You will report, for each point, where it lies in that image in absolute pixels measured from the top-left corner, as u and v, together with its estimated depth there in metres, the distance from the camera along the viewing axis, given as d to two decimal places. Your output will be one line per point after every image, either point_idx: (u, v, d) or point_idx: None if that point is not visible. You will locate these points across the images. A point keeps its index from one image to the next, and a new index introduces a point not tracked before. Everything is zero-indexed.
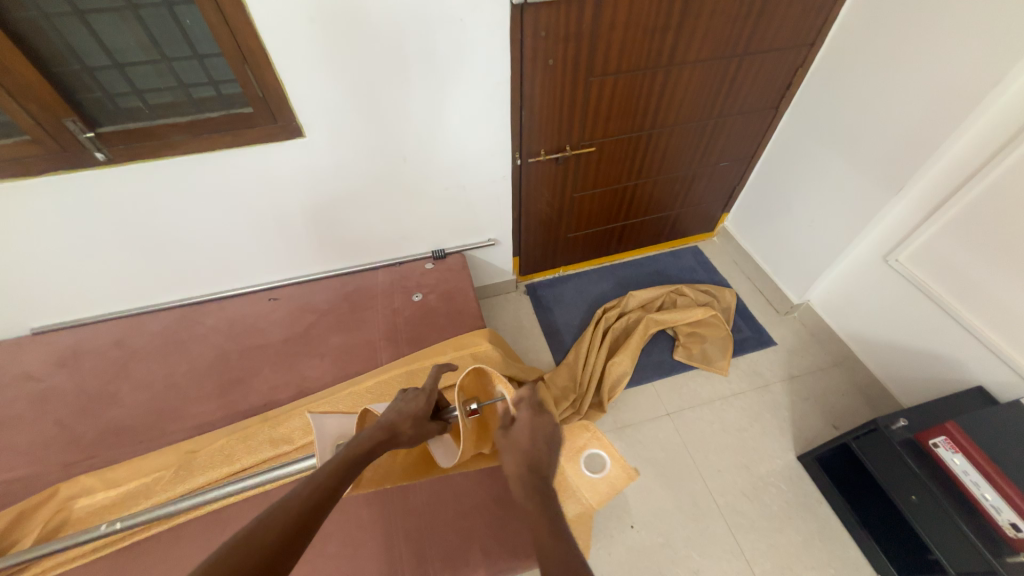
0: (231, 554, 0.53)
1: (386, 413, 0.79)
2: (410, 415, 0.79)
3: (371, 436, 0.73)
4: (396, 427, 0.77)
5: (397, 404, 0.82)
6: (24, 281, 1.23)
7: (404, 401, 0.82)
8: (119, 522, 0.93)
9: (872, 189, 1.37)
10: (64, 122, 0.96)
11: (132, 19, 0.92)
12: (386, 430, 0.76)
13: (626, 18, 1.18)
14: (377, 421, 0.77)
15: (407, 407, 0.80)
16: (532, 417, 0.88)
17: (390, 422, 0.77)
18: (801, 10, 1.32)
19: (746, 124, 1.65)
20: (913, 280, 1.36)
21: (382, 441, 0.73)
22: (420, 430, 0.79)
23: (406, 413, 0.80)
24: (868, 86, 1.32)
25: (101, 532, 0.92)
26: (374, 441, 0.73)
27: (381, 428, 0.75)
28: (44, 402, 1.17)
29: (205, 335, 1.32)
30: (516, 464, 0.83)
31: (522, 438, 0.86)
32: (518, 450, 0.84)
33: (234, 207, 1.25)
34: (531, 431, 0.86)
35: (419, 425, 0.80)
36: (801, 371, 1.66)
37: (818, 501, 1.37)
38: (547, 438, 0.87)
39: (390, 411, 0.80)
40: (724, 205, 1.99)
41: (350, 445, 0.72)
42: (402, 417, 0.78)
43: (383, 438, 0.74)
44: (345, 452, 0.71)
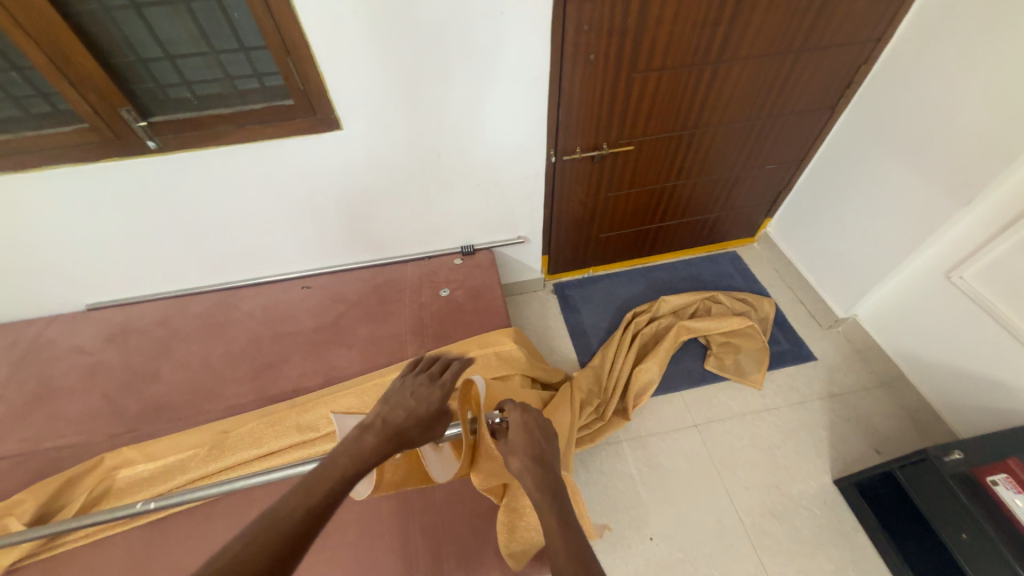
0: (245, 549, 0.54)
1: (395, 412, 0.73)
2: (418, 418, 0.74)
3: (376, 445, 0.69)
4: (403, 433, 0.72)
5: (405, 398, 0.76)
6: (81, 261, 1.32)
7: (414, 399, 0.76)
8: (131, 507, 0.92)
9: (936, 199, 1.26)
10: (120, 111, 1.01)
11: (184, 12, 0.95)
12: (394, 435, 0.72)
13: (674, 11, 1.12)
14: (384, 423, 0.72)
15: (416, 408, 0.75)
16: (525, 416, 0.79)
17: (398, 427, 0.72)
18: (866, 2, 1.22)
19: (797, 126, 1.55)
20: (976, 299, 1.24)
21: (389, 451, 0.70)
22: (428, 434, 0.76)
23: (414, 413, 0.74)
24: (937, 87, 1.21)
25: (114, 514, 0.91)
26: (381, 451, 0.69)
27: (388, 435, 0.71)
28: (94, 376, 1.25)
29: (241, 319, 1.37)
30: (519, 465, 0.73)
31: (520, 441, 0.75)
32: (520, 451, 0.74)
33: (273, 197, 1.29)
34: (526, 430, 0.77)
35: (426, 428, 0.76)
36: (843, 390, 1.56)
37: (853, 528, 1.29)
38: (543, 432, 0.79)
39: (395, 409, 0.74)
40: (768, 209, 1.89)
41: (352, 449, 0.69)
42: (411, 421, 0.74)
43: (389, 447, 0.70)
44: (349, 457, 0.68)
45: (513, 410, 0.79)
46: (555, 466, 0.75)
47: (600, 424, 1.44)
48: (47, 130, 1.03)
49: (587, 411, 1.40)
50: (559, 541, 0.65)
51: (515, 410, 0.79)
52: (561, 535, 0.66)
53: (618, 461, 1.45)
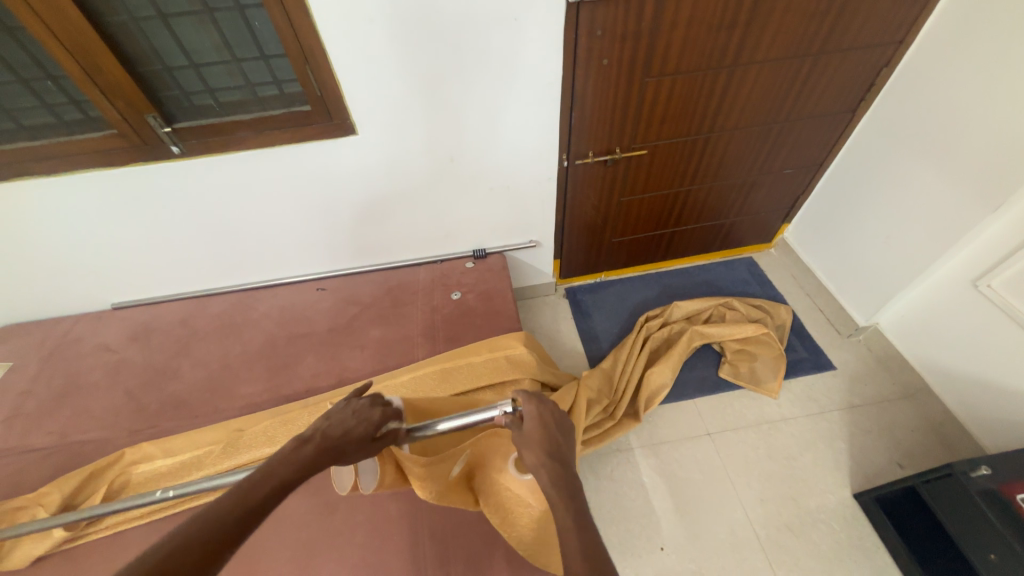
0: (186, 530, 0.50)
1: (332, 427, 0.68)
2: (358, 437, 0.70)
3: (308, 458, 0.63)
4: (339, 448, 0.67)
5: (345, 416, 0.71)
6: (107, 261, 1.37)
7: (354, 417, 0.72)
8: (170, 490, 0.89)
9: (964, 204, 1.22)
10: (146, 117, 1.05)
11: (208, 22, 0.98)
12: (327, 451, 0.66)
13: (688, 16, 1.12)
14: (317, 437, 0.66)
15: (355, 424, 0.71)
16: (539, 409, 0.79)
17: (332, 443, 0.67)
18: (888, 4, 1.20)
19: (816, 130, 1.52)
20: (1006, 309, 1.20)
21: (323, 461, 0.64)
22: (359, 457, 0.71)
23: (351, 430, 0.70)
24: (963, 89, 1.18)
25: (153, 498, 0.88)
26: (310, 464, 0.63)
27: (321, 449, 0.65)
28: (117, 373, 1.29)
29: (258, 320, 1.40)
30: (533, 460, 0.74)
31: (536, 435, 0.76)
32: (536, 446, 0.75)
33: (290, 201, 1.31)
34: (541, 423, 0.77)
35: (364, 446, 0.71)
36: (864, 401, 1.52)
37: (874, 545, 1.25)
38: (557, 426, 0.79)
39: (334, 426, 0.69)
40: (785, 215, 1.86)
41: (282, 455, 0.63)
42: (348, 437, 0.69)
43: (322, 459, 0.64)
44: (280, 460, 0.62)
45: (527, 402, 0.78)
46: (569, 460, 0.76)
47: (609, 425, 1.40)
48: (78, 136, 1.07)
49: (595, 409, 1.36)
50: (572, 541, 0.63)
51: (530, 402, 0.78)
52: (576, 536, 0.64)
53: (629, 468, 1.43)
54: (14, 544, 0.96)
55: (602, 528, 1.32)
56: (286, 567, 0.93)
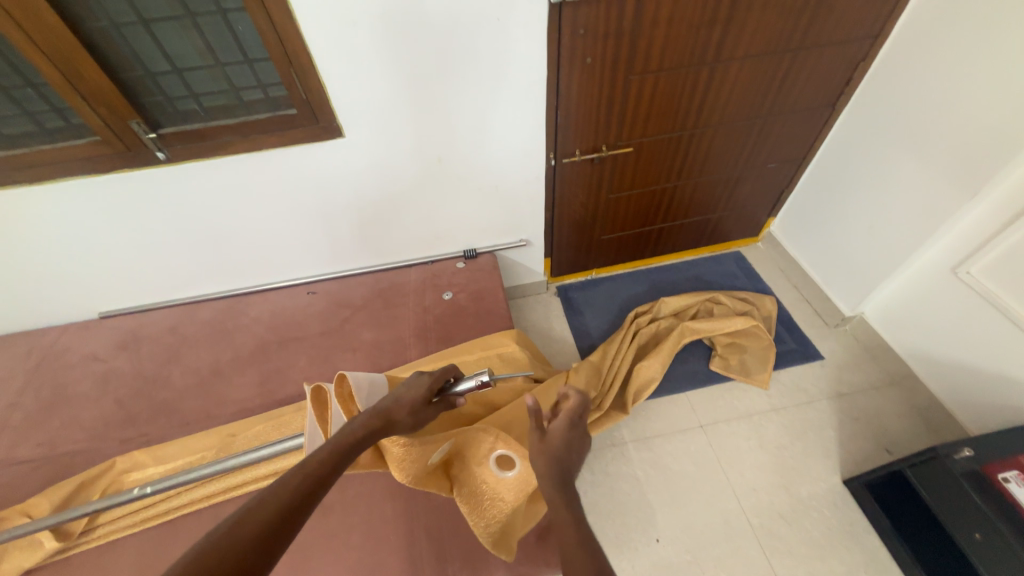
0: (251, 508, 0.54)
1: (384, 398, 0.78)
2: (409, 400, 0.79)
3: (365, 425, 0.72)
4: (391, 414, 0.76)
5: (400, 388, 0.81)
6: (94, 270, 1.35)
7: (406, 387, 0.81)
8: (150, 487, 0.94)
9: (943, 192, 1.25)
10: (130, 123, 1.04)
11: (190, 26, 0.98)
12: (381, 417, 0.75)
13: (669, 14, 1.14)
14: (373, 407, 0.76)
15: (406, 393, 0.79)
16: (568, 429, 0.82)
17: (385, 409, 0.76)
18: (862, 0, 1.23)
19: (797, 124, 1.55)
20: (985, 295, 1.23)
21: (377, 427, 0.73)
22: (417, 419, 0.79)
23: (404, 399, 0.79)
24: (938, 81, 1.21)
25: (135, 495, 0.94)
26: (368, 431, 0.71)
27: (376, 415, 0.74)
28: (107, 382, 1.28)
29: (249, 325, 1.40)
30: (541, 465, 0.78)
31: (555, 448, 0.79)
32: (549, 457, 0.78)
33: (278, 205, 1.31)
34: (564, 442, 0.81)
35: (416, 414, 0.79)
36: (851, 389, 1.55)
37: (865, 530, 1.27)
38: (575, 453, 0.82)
39: (388, 396, 0.79)
40: (771, 208, 1.89)
41: (344, 432, 0.71)
42: (398, 405, 0.77)
43: (376, 425, 0.73)
44: (340, 437, 0.69)
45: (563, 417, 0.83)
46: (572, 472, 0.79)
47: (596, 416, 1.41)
48: (60, 143, 1.06)
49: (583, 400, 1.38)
50: (571, 534, 0.66)
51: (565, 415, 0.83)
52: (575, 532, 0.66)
53: (623, 463, 1.44)
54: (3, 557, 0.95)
55: (597, 522, 1.33)
56: (282, 571, 0.92)
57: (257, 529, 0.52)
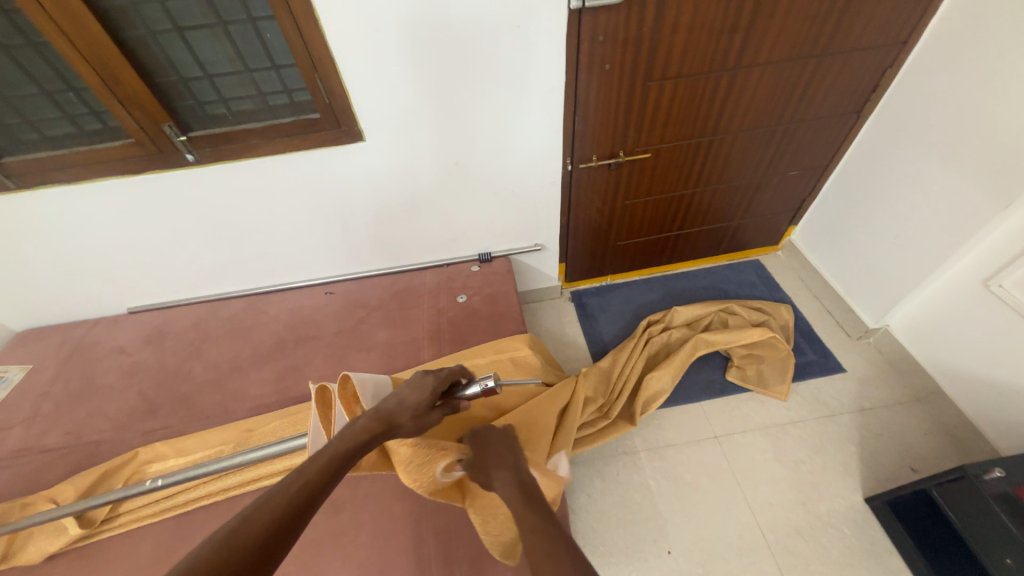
0: (252, 516, 0.54)
1: (385, 401, 0.76)
2: (412, 403, 0.75)
3: (366, 429, 0.71)
4: (393, 418, 0.74)
5: (402, 390, 0.78)
6: (123, 267, 1.41)
7: (408, 389, 0.78)
8: (161, 480, 0.97)
9: (975, 201, 1.20)
10: (163, 126, 1.08)
11: (222, 34, 1.02)
12: (381, 421, 0.73)
13: (689, 20, 1.13)
14: (375, 410, 0.75)
15: (409, 396, 0.76)
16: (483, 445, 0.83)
17: (387, 413, 0.74)
18: (891, 5, 1.20)
19: (820, 131, 1.52)
20: (1019, 310, 1.18)
21: (377, 432, 0.71)
22: (422, 422, 0.75)
23: (406, 402, 0.75)
24: (971, 88, 1.17)
25: (149, 488, 0.97)
26: (370, 435, 0.71)
27: (377, 419, 0.73)
28: (132, 375, 1.32)
29: (268, 323, 1.43)
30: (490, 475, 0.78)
31: (485, 465, 0.80)
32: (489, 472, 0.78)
33: (300, 206, 1.34)
34: (492, 455, 0.81)
35: (419, 418, 0.75)
36: (874, 403, 1.50)
37: (887, 551, 1.22)
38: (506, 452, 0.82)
39: (390, 398, 0.76)
40: (792, 216, 1.85)
41: (345, 435, 0.70)
42: (400, 408, 0.74)
43: (377, 430, 0.72)
44: (342, 442, 0.69)
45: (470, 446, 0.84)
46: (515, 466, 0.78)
47: (603, 424, 1.40)
48: (97, 145, 1.11)
49: (591, 408, 1.36)
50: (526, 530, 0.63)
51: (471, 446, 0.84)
52: (530, 524, 0.64)
53: (635, 471, 1.42)
54: (31, 540, 0.98)
55: (607, 531, 1.31)
56: (293, 567, 0.94)
57: (257, 539, 0.52)
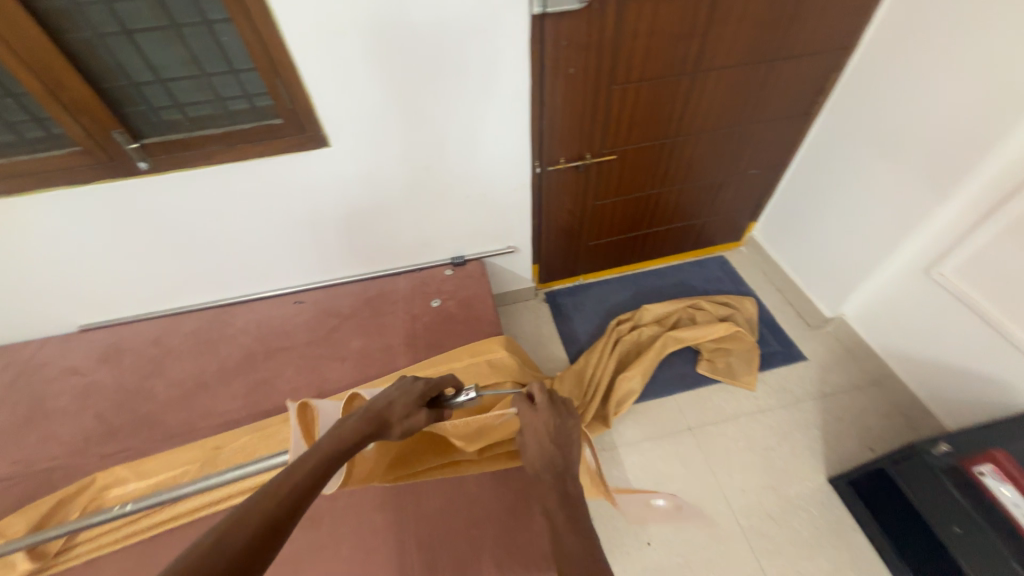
0: (239, 517, 0.51)
1: (375, 401, 0.76)
2: (402, 405, 0.77)
3: (356, 428, 0.70)
4: (384, 417, 0.74)
5: (391, 391, 0.80)
6: (74, 282, 1.33)
7: (398, 391, 0.80)
8: (132, 504, 0.97)
9: (916, 195, 1.29)
10: (113, 133, 1.03)
11: (174, 37, 0.98)
12: (373, 421, 0.73)
13: (648, 26, 1.17)
14: (364, 410, 0.74)
15: (400, 396, 0.78)
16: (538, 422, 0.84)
17: (378, 412, 0.74)
18: (833, 13, 1.28)
19: (774, 132, 1.60)
20: (957, 294, 1.27)
21: (370, 432, 0.71)
22: (409, 425, 0.77)
23: (396, 402, 0.77)
24: (907, 90, 1.26)
25: (117, 513, 0.96)
26: (360, 433, 0.70)
27: (369, 418, 0.72)
28: (86, 396, 1.25)
29: (234, 335, 1.38)
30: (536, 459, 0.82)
31: (535, 448, 0.82)
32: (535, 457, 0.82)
33: (264, 214, 1.31)
34: (540, 437, 0.82)
35: (409, 419, 0.77)
36: (834, 388, 1.58)
37: (851, 528, 1.29)
38: (557, 438, 0.82)
39: (380, 398, 0.77)
40: (753, 213, 1.93)
41: (333, 435, 0.68)
42: (391, 407, 0.76)
43: (369, 429, 0.71)
44: (330, 442, 0.66)
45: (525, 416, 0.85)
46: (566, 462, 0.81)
47: None
48: (40, 154, 1.05)
49: None
50: (567, 538, 0.68)
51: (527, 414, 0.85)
52: (568, 535, 0.68)
53: (614, 467, 1.44)
54: None
55: None
56: None
57: (245, 540, 0.49)
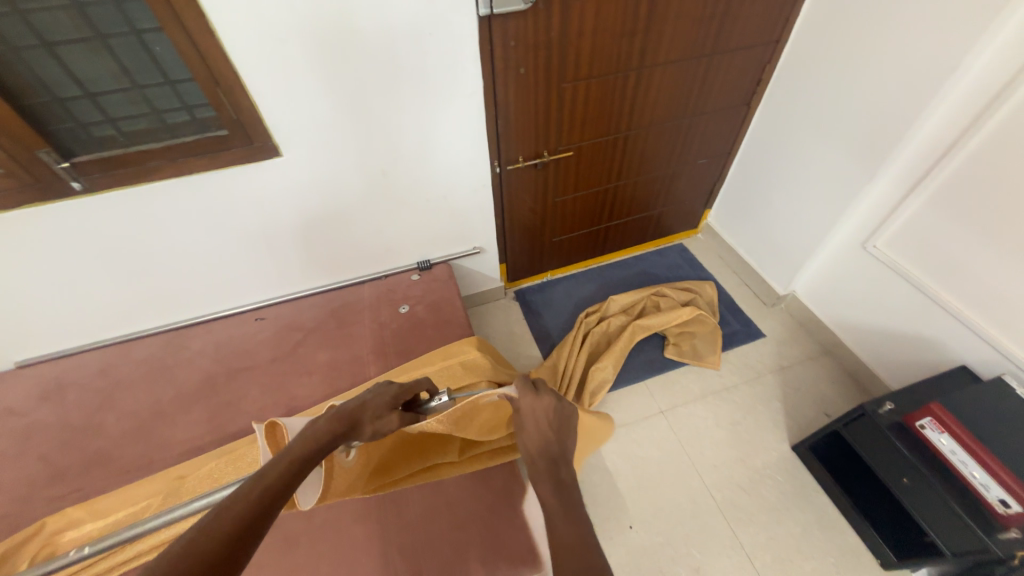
0: (209, 525, 0.49)
1: (348, 400, 0.75)
2: (375, 405, 0.77)
3: (330, 428, 0.69)
4: (356, 417, 0.73)
5: (364, 392, 0.79)
6: (5, 317, 1.23)
7: (372, 393, 0.79)
8: (81, 550, 0.81)
9: (850, 175, 1.39)
10: (37, 153, 0.96)
11: (101, 48, 0.93)
12: (345, 421, 0.72)
13: (593, 25, 1.21)
14: (336, 409, 0.73)
15: (373, 398, 0.78)
16: (536, 403, 0.81)
17: (350, 412, 0.73)
18: (763, 8, 1.36)
19: (719, 122, 1.68)
20: (891, 265, 1.38)
21: (341, 432, 0.70)
22: (380, 426, 0.77)
23: (368, 403, 0.77)
24: (835, 79, 1.36)
25: (63, 561, 0.81)
26: (332, 434, 0.68)
27: (341, 418, 0.71)
28: (28, 438, 1.16)
29: (192, 359, 1.32)
30: (528, 443, 0.81)
31: (532, 428, 0.81)
32: (528, 438, 0.81)
33: (215, 230, 1.25)
34: (538, 420, 0.81)
35: (380, 421, 0.77)
36: (791, 361, 1.68)
37: (814, 490, 1.37)
38: (554, 427, 0.82)
39: (352, 399, 0.76)
40: (706, 201, 2.02)
41: (305, 436, 0.66)
42: (363, 406, 0.75)
43: (340, 429, 0.70)
44: (301, 443, 0.65)
45: (523, 395, 0.81)
46: (561, 450, 0.81)
47: None
48: None
49: None
50: (561, 525, 0.68)
51: (526, 396, 0.81)
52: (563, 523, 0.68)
53: (593, 455, 1.47)
54: None
55: None
56: None
57: (214, 549, 0.47)
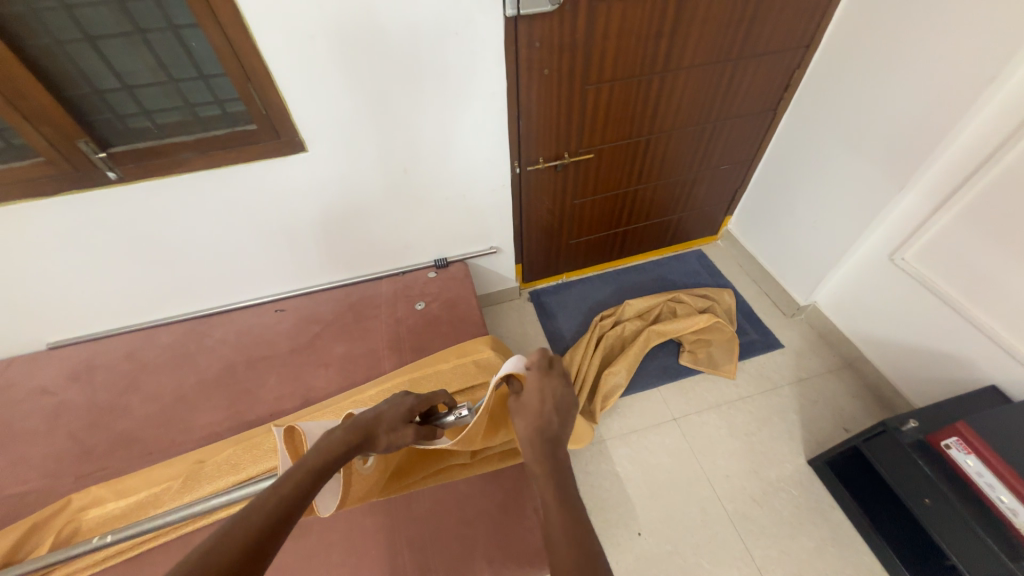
0: (226, 533, 0.52)
1: (363, 412, 0.76)
2: (389, 418, 0.77)
3: (344, 439, 0.69)
4: (371, 430, 0.73)
5: (380, 404, 0.79)
6: (41, 299, 1.28)
7: (387, 405, 0.79)
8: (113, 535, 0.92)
9: (878, 185, 1.35)
10: (77, 143, 1.00)
11: (140, 43, 0.96)
12: (360, 432, 0.72)
13: (618, 27, 1.20)
14: (352, 421, 0.73)
15: (387, 410, 0.78)
16: (542, 380, 0.76)
17: (365, 424, 0.73)
18: (793, 14, 1.34)
19: (743, 127, 1.65)
20: (920, 279, 1.34)
21: (355, 445, 0.70)
22: (395, 439, 0.76)
23: (383, 414, 0.77)
24: (865, 87, 1.33)
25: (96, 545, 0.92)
26: (346, 446, 0.69)
27: (356, 430, 0.71)
28: (58, 417, 1.20)
29: (214, 347, 1.35)
30: (525, 427, 0.75)
31: (533, 407, 0.75)
32: (527, 417, 0.75)
33: (240, 222, 1.28)
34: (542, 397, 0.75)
35: (395, 434, 0.77)
36: (810, 373, 1.64)
37: (831, 506, 1.34)
38: (558, 404, 0.76)
39: (368, 410, 0.77)
40: (727, 207, 1.99)
41: (320, 447, 0.67)
42: (378, 418, 0.75)
43: (355, 441, 0.70)
44: (316, 455, 0.66)
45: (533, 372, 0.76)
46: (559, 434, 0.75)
47: None
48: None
49: None
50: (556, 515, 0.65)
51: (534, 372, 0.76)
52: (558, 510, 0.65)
53: (603, 460, 1.46)
54: None
55: None
56: None
57: (232, 560, 0.49)
